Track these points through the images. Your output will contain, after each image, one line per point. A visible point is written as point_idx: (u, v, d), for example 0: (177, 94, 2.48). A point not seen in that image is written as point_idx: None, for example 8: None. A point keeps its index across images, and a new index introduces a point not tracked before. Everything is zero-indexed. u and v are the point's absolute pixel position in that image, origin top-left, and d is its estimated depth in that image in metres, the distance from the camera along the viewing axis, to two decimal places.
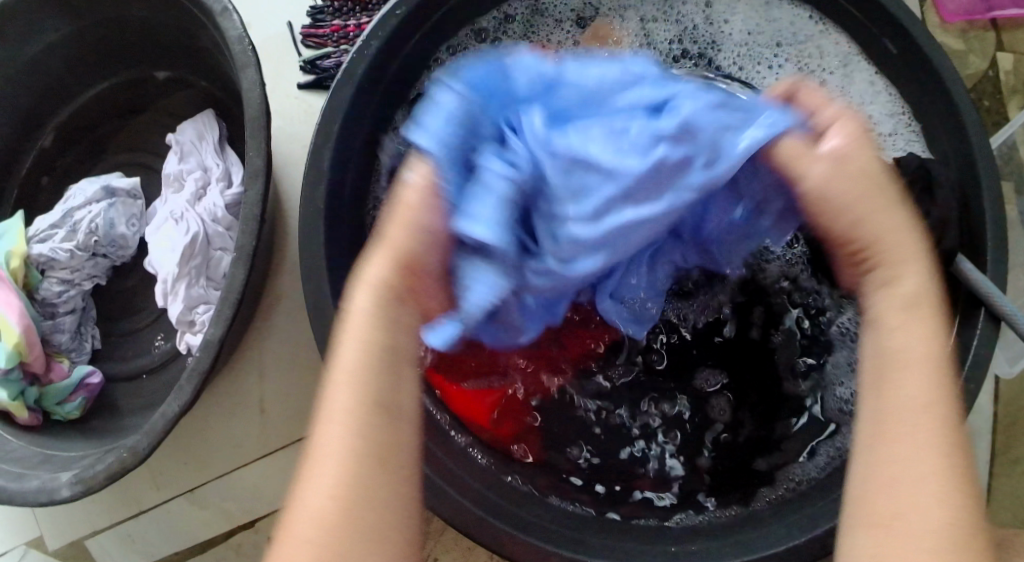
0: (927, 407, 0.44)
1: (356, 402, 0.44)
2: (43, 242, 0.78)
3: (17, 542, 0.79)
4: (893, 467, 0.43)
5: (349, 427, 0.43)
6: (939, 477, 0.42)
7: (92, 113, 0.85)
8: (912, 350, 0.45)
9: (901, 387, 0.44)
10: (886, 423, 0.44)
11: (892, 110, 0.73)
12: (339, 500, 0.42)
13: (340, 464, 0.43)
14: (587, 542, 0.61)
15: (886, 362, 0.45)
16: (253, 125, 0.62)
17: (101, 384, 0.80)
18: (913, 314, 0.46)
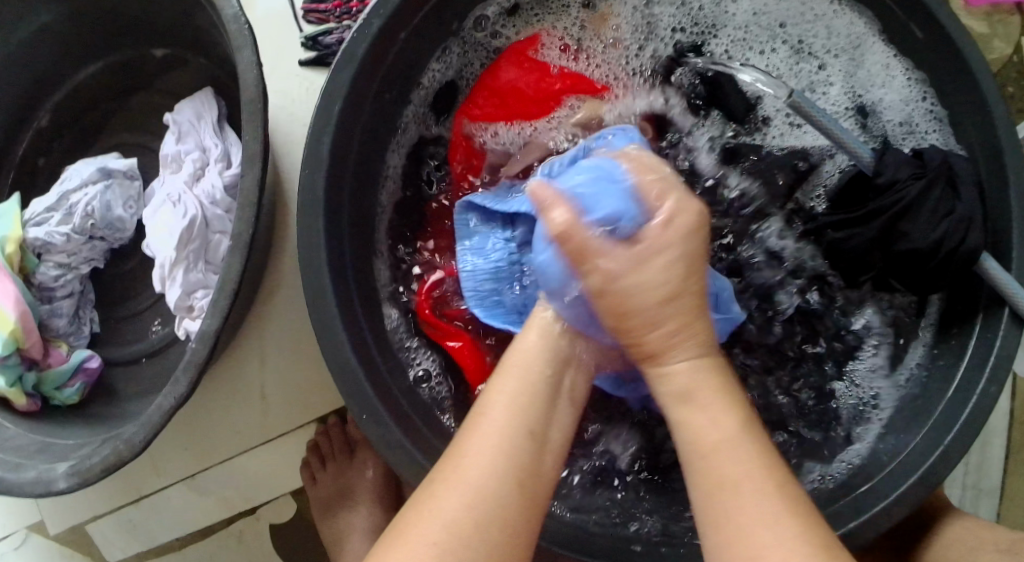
0: (755, 445, 0.51)
1: (510, 406, 0.53)
2: (39, 226, 0.76)
3: (19, 527, 0.79)
4: (713, 487, 0.50)
5: (518, 417, 0.53)
6: (786, 519, 0.48)
7: (89, 92, 0.83)
8: (718, 393, 0.52)
9: (699, 415, 0.51)
10: (705, 451, 0.51)
11: (905, 93, 0.70)
12: (486, 474, 0.50)
13: (495, 441, 0.51)
14: (587, 542, 0.60)
15: (696, 401, 0.52)
16: (250, 109, 0.60)
17: (100, 368, 0.79)
18: (719, 372, 0.53)
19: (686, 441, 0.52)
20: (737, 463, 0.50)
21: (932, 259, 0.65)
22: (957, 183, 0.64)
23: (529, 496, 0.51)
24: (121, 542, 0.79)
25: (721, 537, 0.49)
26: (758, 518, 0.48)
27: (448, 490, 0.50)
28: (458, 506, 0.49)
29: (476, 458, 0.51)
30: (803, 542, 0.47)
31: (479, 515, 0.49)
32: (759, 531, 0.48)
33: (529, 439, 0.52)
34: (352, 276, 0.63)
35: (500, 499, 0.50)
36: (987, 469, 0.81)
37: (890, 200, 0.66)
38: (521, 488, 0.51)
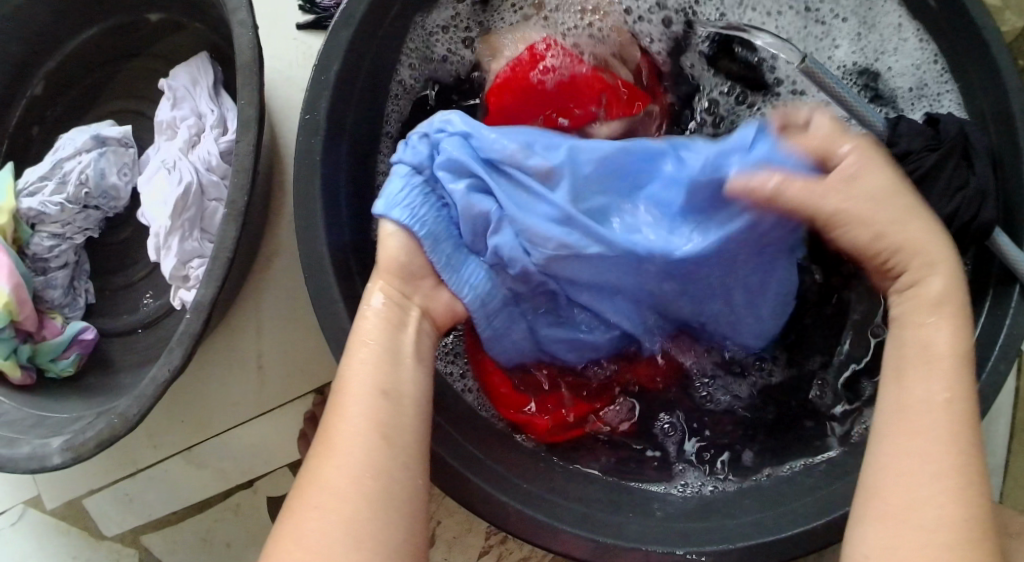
0: (949, 406, 0.48)
1: (364, 375, 0.52)
2: (32, 196, 0.75)
3: (15, 502, 0.78)
4: (910, 441, 0.48)
5: (369, 379, 0.52)
6: (944, 502, 0.45)
7: (82, 60, 0.82)
8: (938, 348, 0.50)
9: (931, 384, 0.49)
10: (907, 430, 0.48)
11: (919, 56, 0.68)
12: (356, 463, 0.48)
13: (362, 430, 0.49)
14: (592, 517, 0.59)
15: (914, 359, 0.50)
16: (244, 72, 0.59)
17: (96, 340, 0.78)
18: (927, 350, 0.50)
19: (901, 415, 0.49)
20: (947, 452, 0.47)
21: (947, 230, 0.63)
22: (972, 156, 0.63)
23: (393, 493, 0.48)
24: (117, 516, 0.78)
25: (874, 510, 0.47)
26: (930, 469, 0.46)
27: (306, 511, 0.47)
28: (345, 508, 0.47)
29: (338, 450, 0.49)
30: (959, 520, 0.45)
31: (340, 515, 0.46)
32: (908, 493, 0.46)
33: (382, 437, 0.50)
34: (349, 244, 0.61)
35: (375, 498, 0.47)
36: (994, 447, 0.80)
37: (906, 169, 0.63)
38: (388, 441, 0.50)
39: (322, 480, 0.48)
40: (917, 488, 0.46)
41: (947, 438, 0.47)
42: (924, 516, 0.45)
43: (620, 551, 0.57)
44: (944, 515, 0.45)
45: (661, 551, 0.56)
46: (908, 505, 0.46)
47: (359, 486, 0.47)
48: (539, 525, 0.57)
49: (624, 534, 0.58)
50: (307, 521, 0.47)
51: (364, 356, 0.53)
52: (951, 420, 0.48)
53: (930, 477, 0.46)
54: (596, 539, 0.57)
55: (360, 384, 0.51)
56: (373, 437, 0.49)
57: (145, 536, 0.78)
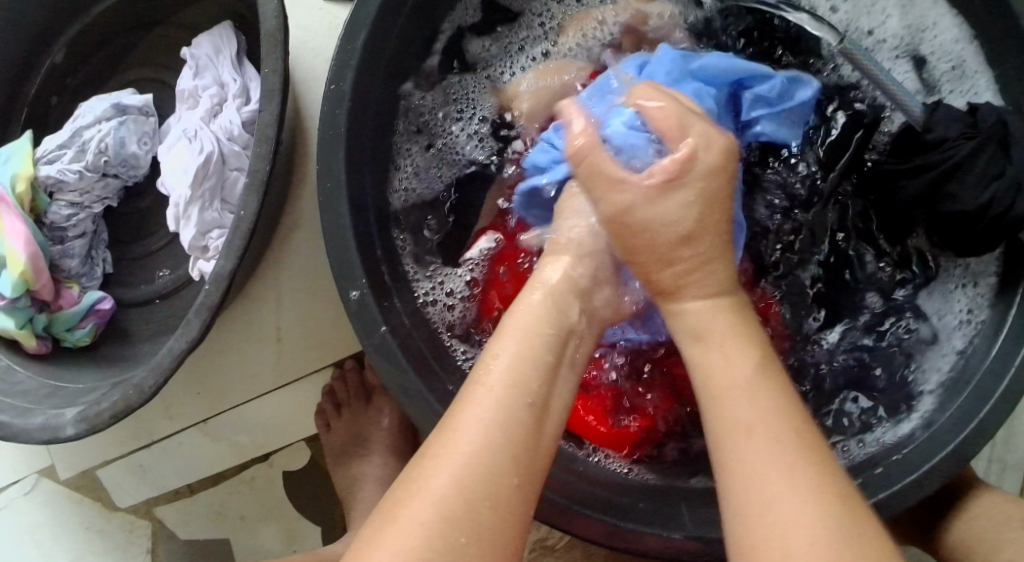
0: (749, 425, 0.47)
1: (512, 356, 0.50)
2: (51, 163, 0.74)
3: (28, 472, 0.78)
4: (741, 455, 0.46)
5: (527, 341, 0.51)
6: (793, 492, 0.44)
7: (105, 27, 0.81)
8: (725, 376, 0.49)
9: (727, 405, 0.48)
10: (736, 433, 0.47)
11: (958, 32, 0.66)
12: (465, 464, 0.45)
13: (500, 399, 0.47)
14: (613, 502, 0.58)
15: (703, 390, 0.50)
16: (269, 41, 0.57)
17: (112, 310, 0.77)
18: (713, 338, 0.50)
19: (715, 438, 0.48)
20: (776, 462, 0.45)
21: (981, 220, 0.61)
22: (1010, 146, 0.60)
23: (540, 453, 0.47)
24: (131, 487, 0.77)
25: (741, 523, 0.45)
26: (778, 479, 0.45)
27: (409, 490, 0.45)
28: (452, 476, 0.45)
29: (461, 442, 0.46)
30: (827, 522, 0.43)
31: (437, 524, 0.43)
32: (772, 483, 0.45)
33: (531, 408, 0.48)
34: (372, 219, 0.60)
35: (499, 462, 0.45)
36: (1015, 441, 0.78)
37: (941, 156, 0.62)
38: (529, 443, 0.47)
39: (455, 443, 0.46)
40: (754, 472, 0.45)
41: (776, 459, 0.45)
42: (775, 515, 0.44)
43: (640, 536, 0.55)
44: (801, 526, 0.43)
45: (678, 536, 0.55)
46: (762, 517, 0.44)
47: (472, 449, 0.45)
48: (557, 506, 0.56)
49: (644, 519, 0.57)
50: (408, 505, 0.45)
51: (535, 328, 0.51)
52: (786, 446, 0.46)
53: (790, 486, 0.44)
54: (614, 523, 0.56)
55: (509, 388, 0.48)
56: (506, 455, 0.46)
57: (159, 508, 0.78)
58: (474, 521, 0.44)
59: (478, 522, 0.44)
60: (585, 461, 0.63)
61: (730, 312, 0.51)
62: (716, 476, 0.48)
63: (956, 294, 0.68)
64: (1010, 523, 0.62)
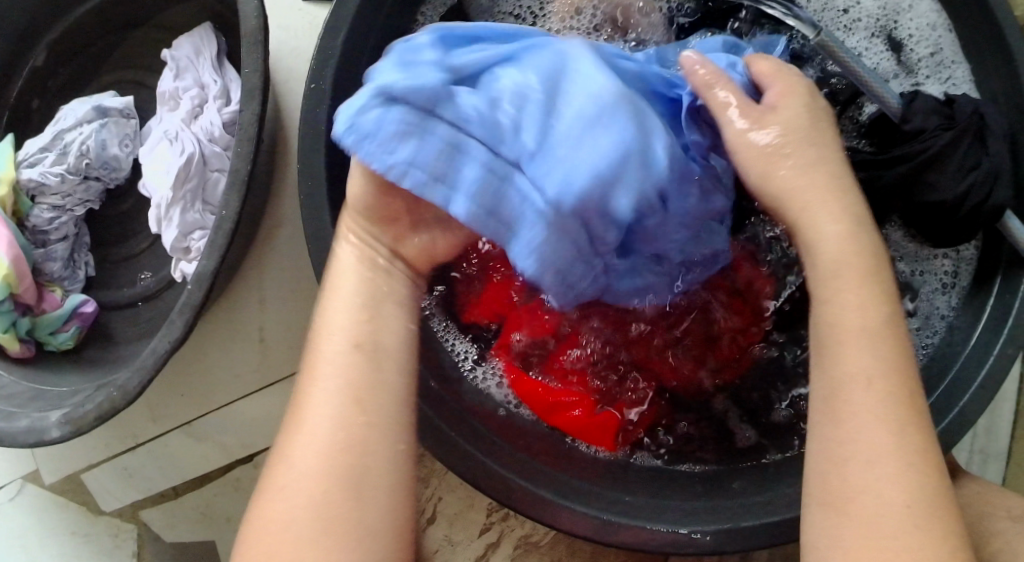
0: (868, 380, 0.46)
1: (358, 309, 0.51)
2: (33, 167, 0.74)
3: (14, 476, 0.78)
4: (847, 413, 0.46)
5: (339, 315, 0.51)
6: (892, 459, 0.45)
7: (85, 30, 0.81)
8: (854, 324, 0.47)
9: (846, 363, 0.46)
10: (856, 385, 0.46)
11: (935, 17, 0.67)
12: (308, 460, 0.48)
13: (343, 368, 0.49)
14: (599, 494, 0.58)
15: (832, 338, 0.47)
16: (249, 40, 0.57)
17: (95, 313, 0.77)
18: (866, 284, 0.47)
19: (825, 386, 0.47)
20: (879, 429, 0.45)
21: (958, 210, 0.62)
22: (988, 138, 0.62)
23: (365, 459, 0.48)
24: (116, 490, 0.77)
25: (819, 492, 0.46)
26: (875, 451, 0.45)
27: (278, 489, 0.48)
28: (322, 440, 0.48)
29: (309, 433, 0.48)
30: (900, 492, 0.44)
31: (312, 504, 0.47)
32: (862, 458, 0.45)
33: (357, 348, 0.50)
34: None
35: (344, 422, 0.48)
36: (996, 432, 0.79)
37: (919, 147, 0.62)
38: (344, 450, 0.48)
39: (304, 443, 0.48)
40: (849, 446, 0.46)
41: (879, 425, 0.45)
42: (862, 480, 0.45)
43: (625, 529, 0.56)
44: (900, 496, 0.44)
45: (663, 528, 0.56)
46: (844, 488, 0.45)
47: (324, 413, 0.48)
48: (541, 499, 0.56)
49: (629, 512, 0.57)
50: (280, 496, 0.48)
51: (363, 281, 0.52)
52: (887, 407, 0.45)
53: (888, 458, 0.45)
54: (599, 516, 0.56)
55: (353, 384, 0.49)
56: (337, 454, 0.48)
57: (145, 511, 0.78)
58: (337, 483, 0.47)
59: (330, 514, 0.47)
60: (572, 455, 0.64)
61: (854, 240, 0.48)
62: (813, 435, 0.48)
63: (938, 290, 0.69)
64: (991, 512, 0.62)
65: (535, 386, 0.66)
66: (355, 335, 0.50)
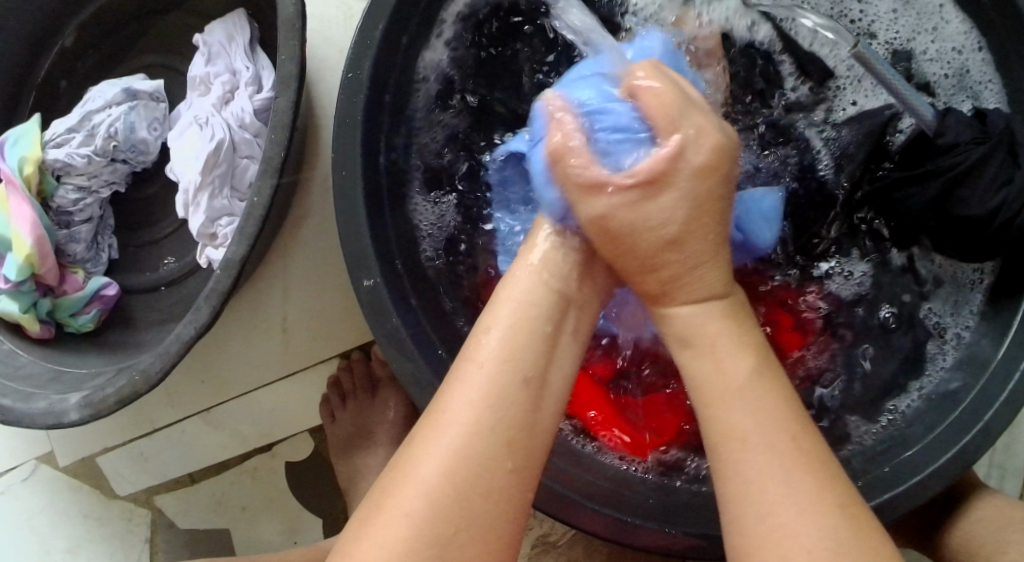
0: (794, 435, 0.46)
1: (512, 331, 0.48)
2: (59, 147, 0.74)
3: (27, 458, 0.77)
4: (742, 447, 0.46)
5: (530, 336, 0.48)
6: (821, 494, 0.44)
7: (116, 12, 0.80)
8: (733, 375, 0.47)
9: (723, 409, 0.47)
10: (729, 437, 0.46)
11: (961, 40, 0.65)
12: (459, 443, 0.44)
13: (502, 378, 0.46)
14: (620, 497, 0.58)
15: (708, 380, 0.48)
16: (286, 28, 0.57)
17: (117, 297, 0.77)
18: (737, 330, 0.49)
19: (710, 431, 0.48)
20: (795, 467, 0.44)
21: (989, 226, 0.61)
22: (1019, 152, 0.61)
23: (527, 451, 0.45)
24: (131, 475, 0.77)
25: (737, 538, 0.44)
26: (783, 488, 0.44)
27: (413, 467, 0.44)
28: (433, 470, 0.43)
29: (458, 413, 0.45)
30: (821, 517, 0.43)
31: (430, 496, 0.42)
32: (775, 485, 0.44)
33: (525, 382, 0.46)
34: (388, 214, 0.59)
35: (490, 450, 0.44)
36: (1017, 446, 0.78)
37: (952, 160, 0.62)
38: (513, 438, 0.45)
39: (447, 420, 0.44)
40: (750, 469, 0.45)
41: (789, 472, 0.44)
42: (773, 527, 0.43)
43: (640, 532, 0.55)
44: (813, 526, 0.42)
45: (683, 534, 0.55)
46: (751, 532, 0.44)
47: (467, 426, 0.44)
48: (563, 500, 0.55)
49: (650, 516, 0.56)
50: (410, 485, 0.43)
51: (528, 310, 0.49)
52: (805, 446, 0.45)
53: (802, 490, 0.44)
54: (616, 516, 0.55)
55: (503, 359, 0.47)
56: (483, 439, 0.44)
57: (159, 497, 0.78)
58: (467, 516, 0.42)
59: (452, 523, 0.42)
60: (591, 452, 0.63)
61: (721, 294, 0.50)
62: (719, 483, 0.47)
63: (964, 303, 0.66)
64: (1016, 528, 0.61)
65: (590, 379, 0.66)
66: (524, 368, 0.47)
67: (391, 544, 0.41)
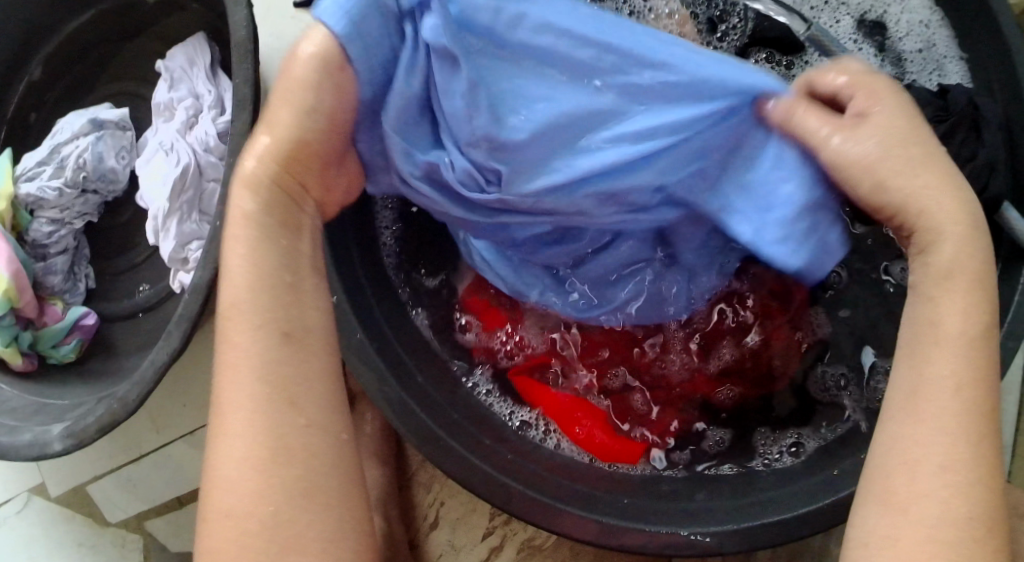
0: (957, 389, 0.43)
1: (246, 335, 0.44)
2: (31, 181, 0.75)
3: (20, 489, 0.78)
4: (927, 419, 0.44)
5: (273, 313, 0.44)
6: (966, 483, 0.42)
7: (80, 42, 0.81)
8: (950, 327, 0.44)
9: (931, 366, 0.44)
10: (935, 390, 0.44)
11: (926, 14, 0.68)
12: (264, 426, 0.43)
13: (264, 372, 0.43)
14: (597, 498, 0.58)
15: (933, 343, 0.45)
16: (239, 50, 0.57)
17: (97, 325, 0.77)
18: (949, 288, 0.45)
19: (909, 381, 0.45)
20: (957, 437, 0.43)
21: None
22: (983, 126, 0.60)
23: (303, 426, 0.43)
24: (121, 501, 0.77)
25: (879, 489, 0.44)
26: (959, 468, 0.43)
27: (219, 465, 0.43)
28: (245, 448, 0.43)
29: (231, 393, 0.43)
30: (967, 507, 0.42)
31: (255, 469, 0.42)
32: (926, 454, 0.43)
33: (283, 338, 0.44)
34: (350, 228, 0.60)
35: (274, 413, 0.43)
36: None
37: None
38: (296, 402, 0.43)
39: (230, 420, 0.43)
40: (931, 446, 0.43)
41: (959, 447, 0.43)
42: (941, 488, 0.42)
43: (622, 532, 0.55)
44: (955, 507, 0.42)
45: (665, 532, 0.55)
46: (910, 490, 0.43)
47: (243, 411, 0.43)
48: (539, 504, 0.55)
49: (627, 515, 0.56)
50: (223, 474, 0.43)
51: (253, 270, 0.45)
52: (973, 411, 0.43)
53: (970, 470, 0.43)
54: (601, 521, 0.55)
55: (248, 337, 0.44)
56: (266, 425, 0.43)
57: (150, 521, 0.78)
58: (293, 498, 0.42)
59: (292, 484, 0.42)
60: (575, 461, 0.63)
61: (974, 250, 0.45)
62: (891, 428, 0.45)
63: None
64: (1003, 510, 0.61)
65: (558, 403, 0.66)
66: (280, 321, 0.44)
67: (241, 492, 0.42)
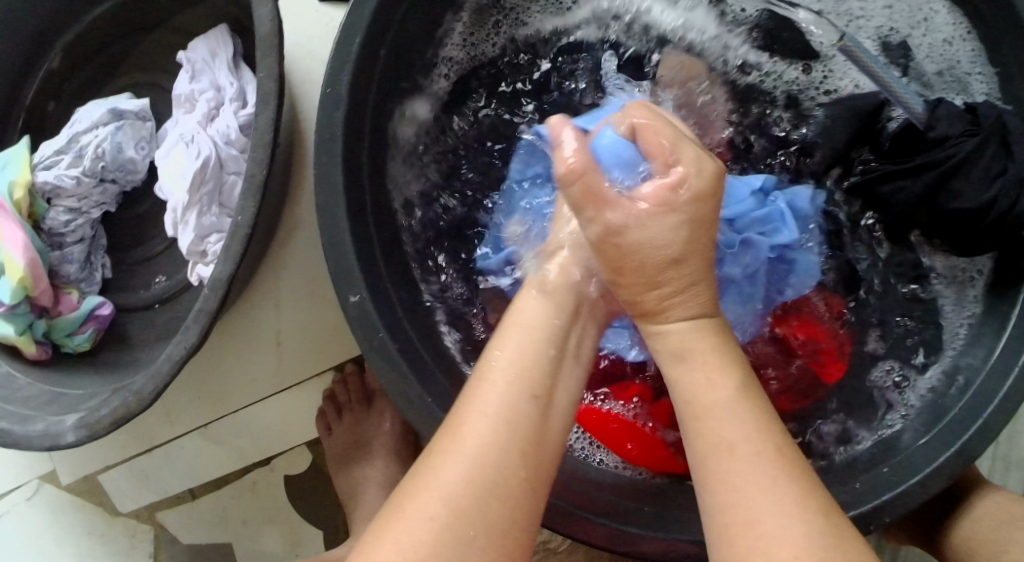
0: (731, 447, 0.48)
1: (507, 381, 0.50)
2: (48, 169, 0.74)
3: (31, 477, 0.78)
4: (723, 462, 0.48)
5: (524, 381, 0.50)
6: (784, 513, 0.45)
7: (101, 31, 0.80)
8: (707, 396, 0.50)
9: (716, 424, 0.49)
10: (720, 449, 0.48)
11: (950, 30, 0.65)
12: (477, 462, 0.47)
13: (496, 427, 0.48)
14: (613, 504, 0.58)
15: (704, 404, 0.50)
16: (264, 45, 0.57)
17: (112, 315, 0.77)
18: (713, 358, 0.51)
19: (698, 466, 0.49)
20: (755, 483, 0.47)
21: (983, 219, 0.60)
22: (1012, 143, 0.60)
23: (526, 471, 0.48)
24: (133, 492, 0.77)
25: (724, 550, 0.46)
26: (770, 497, 0.46)
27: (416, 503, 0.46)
28: (451, 481, 0.47)
29: (472, 431, 0.48)
30: (812, 535, 0.45)
31: (441, 516, 0.46)
32: (757, 506, 0.46)
33: (534, 400, 0.50)
34: (370, 229, 0.59)
35: (507, 460, 0.48)
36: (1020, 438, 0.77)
37: (944, 154, 0.61)
38: (526, 454, 0.48)
39: (454, 448, 0.47)
40: (736, 500, 0.47)
41: (757, 480, 0.47)
42: (763, 538, 0.45)
43: (639, 540, 0.55)
44: (793, 539, 0.44)
45: (682, 541, 0.55)
46: (739, 541, 0.46)
47: (480, 450, 0.47)
48: (558, 510, 0.55)
49: (645, 523, 0.56)
50: (418, 508, 0.46)
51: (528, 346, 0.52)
52: (763, 459, 0.47)
53: (778, 501, 0.46)
54: (612, 525, 0.56)
55: (509, 381, 0.50)
56: (488, 476, 0.47)
57: (161, 513, 0.79)
58: (475, 530, 0.46)
59: (462, 530, 0.45)
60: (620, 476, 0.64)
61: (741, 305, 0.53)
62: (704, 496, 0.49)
63: (967, 291, 0.66)
64: (1016, 526, 0.61)
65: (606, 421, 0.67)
66: (534, 385, 0.50)
67: (416, 532, 0.45)
